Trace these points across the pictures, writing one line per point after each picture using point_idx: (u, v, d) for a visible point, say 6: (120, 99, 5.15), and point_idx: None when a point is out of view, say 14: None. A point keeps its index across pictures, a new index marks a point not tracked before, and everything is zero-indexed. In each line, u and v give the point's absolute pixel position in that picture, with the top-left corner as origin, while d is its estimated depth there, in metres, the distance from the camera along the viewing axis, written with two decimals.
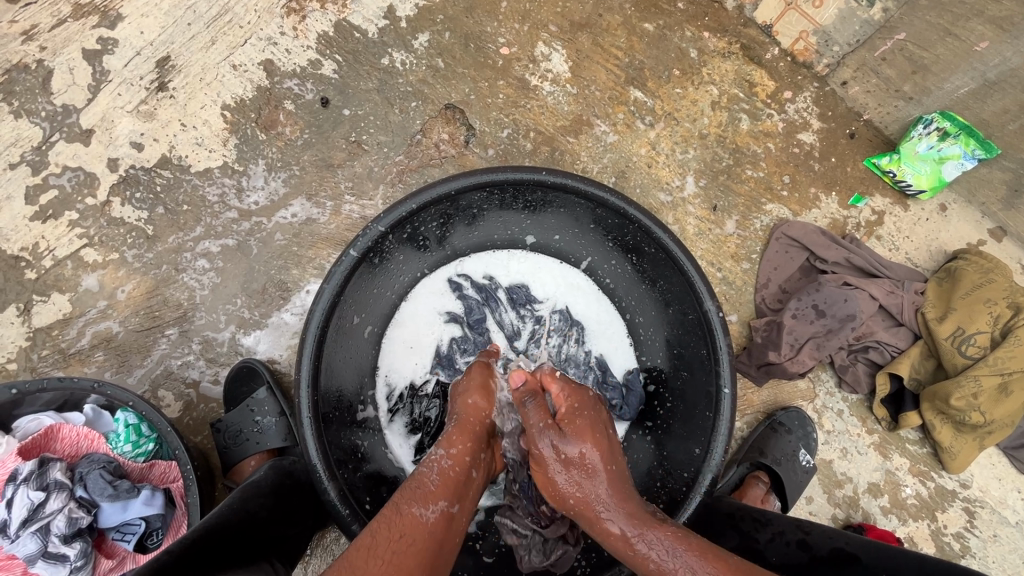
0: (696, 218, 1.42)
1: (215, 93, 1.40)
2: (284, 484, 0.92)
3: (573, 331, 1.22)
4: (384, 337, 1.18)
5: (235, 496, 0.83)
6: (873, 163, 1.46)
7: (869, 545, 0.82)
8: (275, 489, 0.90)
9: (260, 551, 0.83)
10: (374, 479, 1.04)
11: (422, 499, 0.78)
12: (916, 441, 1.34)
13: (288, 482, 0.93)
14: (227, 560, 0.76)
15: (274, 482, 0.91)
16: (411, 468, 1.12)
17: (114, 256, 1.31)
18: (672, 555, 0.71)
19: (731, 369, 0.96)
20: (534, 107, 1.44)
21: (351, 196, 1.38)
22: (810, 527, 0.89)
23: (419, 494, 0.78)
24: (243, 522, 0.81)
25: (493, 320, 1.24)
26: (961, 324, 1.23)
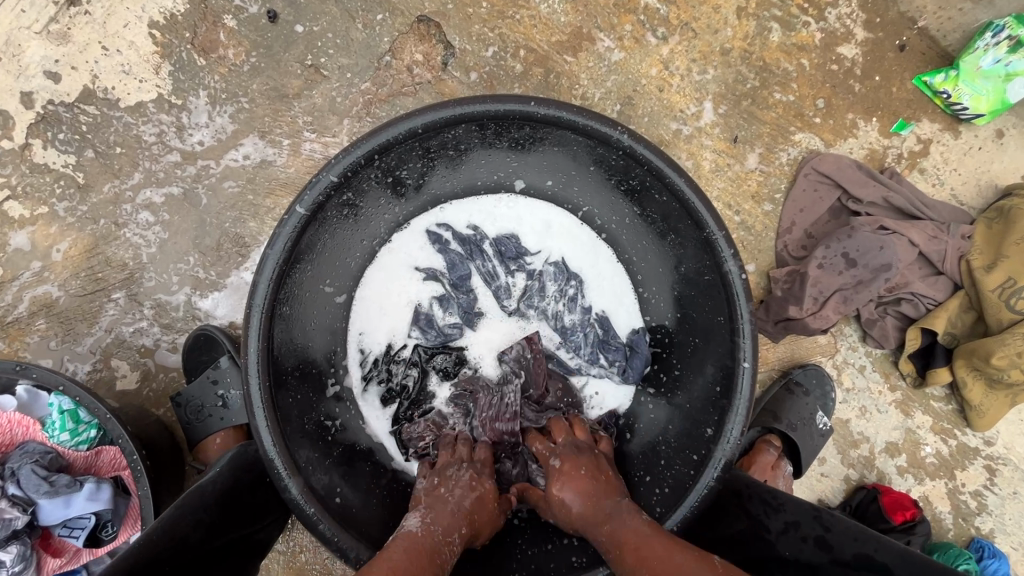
0: (714, 151, 1.22)
1: (138, 7, 1.16)
2: (234, 489, 0.81)
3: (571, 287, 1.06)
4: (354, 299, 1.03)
5: (167, 515, 0.73)
6: (924, 81, 1.25)
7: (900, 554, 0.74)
8: (223, 497, 0.79)
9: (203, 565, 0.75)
10: (350, 459, 0.94)
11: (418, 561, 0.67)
12: (941, 398, 1.24)
13: (242, 485, 0.83)
14: None
15: (223, 489, 0.79)
16: (389, 442, 1.01)
17: (44, 210, 1.14)
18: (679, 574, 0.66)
19: (753, 340, 0.81)
20: (524, 19, 1.20)
21: (311, 132, 1.18)
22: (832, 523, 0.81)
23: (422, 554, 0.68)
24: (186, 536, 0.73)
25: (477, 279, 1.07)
26: (1012, 275, 1.08)
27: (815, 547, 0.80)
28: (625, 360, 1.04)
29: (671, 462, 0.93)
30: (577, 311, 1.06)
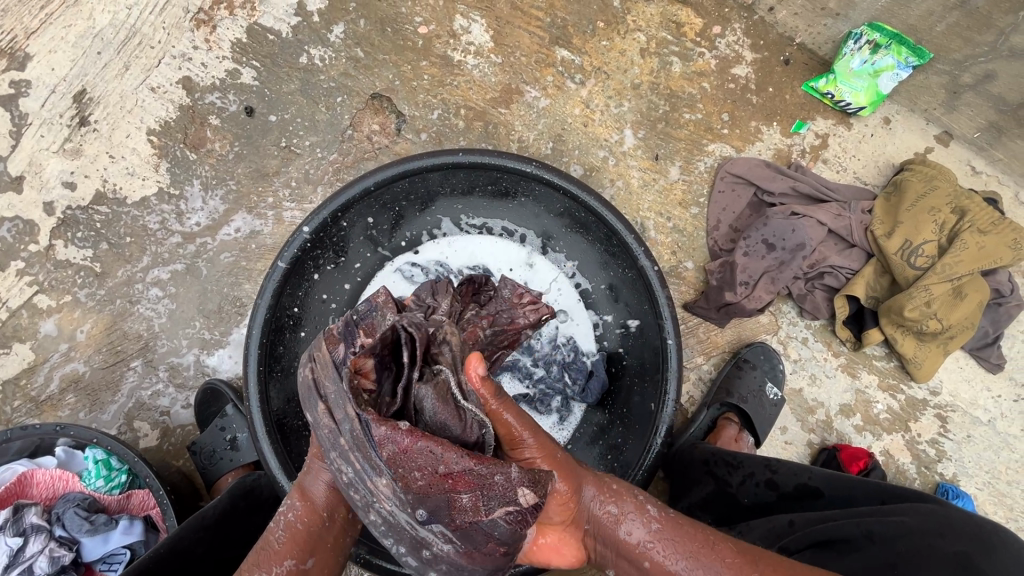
0: (639, 170, 1.41)
1: (138, 120, 1.38)
2: (236, 508, 0.97)
3: None
4: None
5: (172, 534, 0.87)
6: (811, 87, 1.44)
7: (829, 476, 0.92)
8: (222, 515, 0.94)
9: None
10: None
11: (267, 562, 0.72)
12: (882, 357, 1.36)
13: (242, 506, 0.99)
14: None
15: (223, 509, 0.95)
16: None
17: (67, 298, 1.31)
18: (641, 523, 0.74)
19: (674, 320, 0.99)
20: (460, 84, 1.42)
21: (291, 202, 1.37)
22: (777, 466, 0.97)
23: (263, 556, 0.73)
24: (181, 557, 0.86)
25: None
26: (909, 237, 1.23)
27: (766, 489, 0.97)
28: (584, 381, 1.19)
29: (627, 440, 1.09)
30: (544, 324, 1.23)
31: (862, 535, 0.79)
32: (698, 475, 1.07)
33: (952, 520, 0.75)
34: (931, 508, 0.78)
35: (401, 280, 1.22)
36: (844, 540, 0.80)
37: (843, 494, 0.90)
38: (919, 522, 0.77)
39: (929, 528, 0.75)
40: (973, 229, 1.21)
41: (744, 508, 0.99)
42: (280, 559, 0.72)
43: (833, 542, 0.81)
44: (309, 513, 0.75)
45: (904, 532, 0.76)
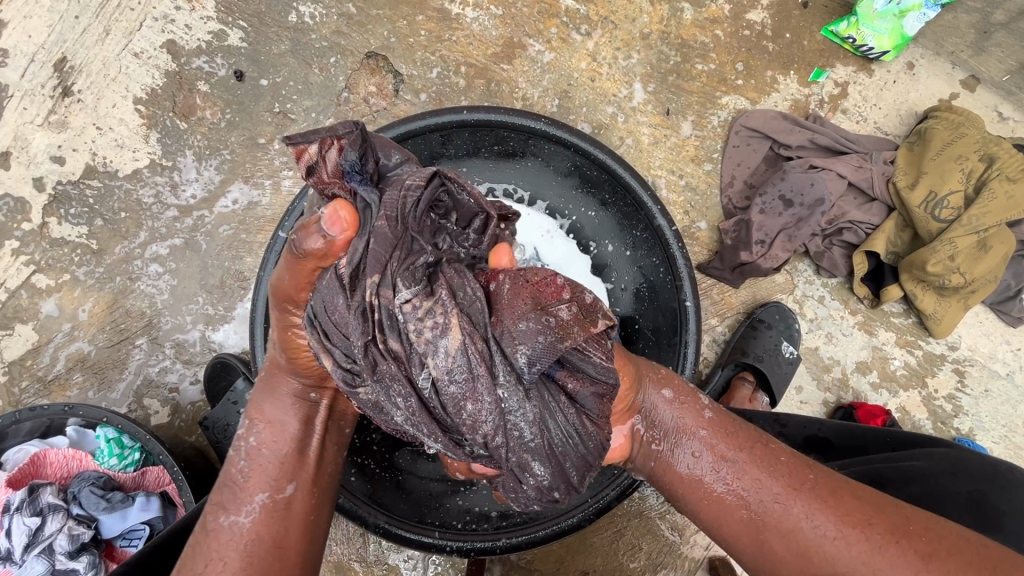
0: (650, 126, 1.35)
1: (123, 88, 1.32)
2: None
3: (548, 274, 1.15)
4: None
5: None
6: (831, 31, 1.36)
7: (840, 429, 0.90)
8: None
9: None
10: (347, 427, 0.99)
11: (234, 503, 0.70)
12: (901, 314, 1.33)
13: None
14: None
15: None
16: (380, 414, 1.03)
17: (66, 277, 1.28)
18: (810, 509, 0.68)
19: (692, 279, 0.99)
20: (460, 39, 1.34)
21: (288, 170, 1.32)
22: (787, 420, 0.95)
23: (231, 496, 0.71)
24: None
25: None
26: (933, 187, 1.18)
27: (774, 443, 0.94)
28: None
29: None
30: None
31: (870, 480, 0.78)
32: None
33: (967, 462, 0.74)
34: (945, 451, 0.77)
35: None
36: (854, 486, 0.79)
37: (854, 443, 0.88)
38: (935, 463, 0.75)
39: (943, 469, 0.74)
40: (1001, 177, 1.16)
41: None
42: (249, 496, 0.71)
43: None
44: (280, 438, 0.75)
45: (921, 477, 0.75)
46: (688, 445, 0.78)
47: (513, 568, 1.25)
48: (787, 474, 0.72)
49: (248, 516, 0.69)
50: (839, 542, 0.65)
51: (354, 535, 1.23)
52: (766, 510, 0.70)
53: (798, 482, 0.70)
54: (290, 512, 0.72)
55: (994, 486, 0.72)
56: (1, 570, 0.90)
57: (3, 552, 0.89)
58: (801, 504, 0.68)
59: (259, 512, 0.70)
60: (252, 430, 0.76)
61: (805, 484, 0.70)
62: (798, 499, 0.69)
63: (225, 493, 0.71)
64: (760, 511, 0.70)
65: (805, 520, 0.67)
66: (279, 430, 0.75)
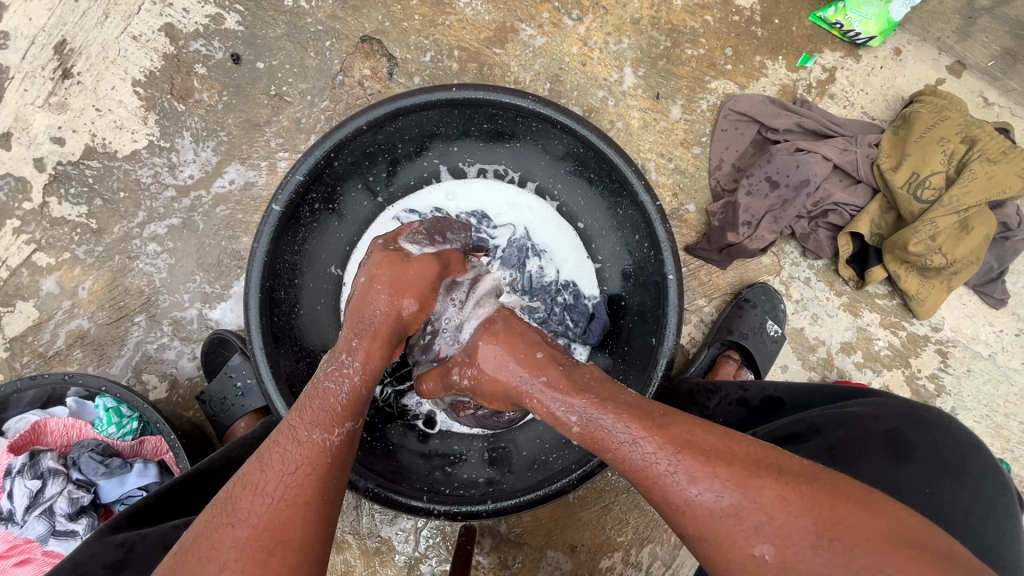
0: (640, 110, 1.37)
1: (122, 71, 1.34)
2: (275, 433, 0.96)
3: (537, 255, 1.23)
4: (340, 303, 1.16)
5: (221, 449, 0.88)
6: (819, 17, 1.38)
7: (792, 388, 0.90)
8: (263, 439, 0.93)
9: None
10: None
11: (324, 423, 0.71)
12: (885, 295, 1.35)
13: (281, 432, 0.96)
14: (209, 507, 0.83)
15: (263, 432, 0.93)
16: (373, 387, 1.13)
17: (66, 255, 1.31)
18: (703, 487, 0.63)
19: (674, 254, 0.97)
20: (453, 23, 1.36)
21: (284, 152, 1.34)
22: (748, 384, 0.95)
23: (323, 415, 0.72)
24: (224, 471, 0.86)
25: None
26: (915, 169, 1.20)
27: (737, 406, 0.94)
28: (585, 323, 1.19)
29: (629, 377, 1.09)
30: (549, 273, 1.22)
31: (807, 428, 0.79)
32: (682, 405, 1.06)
33: (891, 406, 0.76)
34: (875, 397, 0.79)
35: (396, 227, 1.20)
36: (795, 434, 0.79)
37: (803, 400, 0.88)
38: (860, 408, 0.77)
39: (866, 411, 0.76)
40: (983, 159, 1.18)
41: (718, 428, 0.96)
42: (339, 422, 0.72)
43: (783, 439, 0.80)
44: (372, 381, 0.78)
45: (851, 422, 0.76)
46: (568, 410, 0.74)
47: (504, 541, 1.28)
48: (688, 444, 0.65)
49: (336, 438, 0.71)
50: (786, 518, 0.59)
51: (348, 508, 1.26)
52: (663, 482, 0.65)
53: (691, 454, 0.65)
54: (354, 450, 0.74)
55: (909, 423, 0.75)
56: (4, 532, 0.92)
57: (6, 514, 0.92)
58: (710, 487, 0.62)
59: (345, 440, 0.71)
60: (355, 365, 0.77)
61: (693, 454, 0.65)
62: (691, 462, 0.64)
63: (316, 411, 0.72)
64: (655, 488, 0.65)
65: (725, 505, 0.61)
66: (374, 373, 0.78)
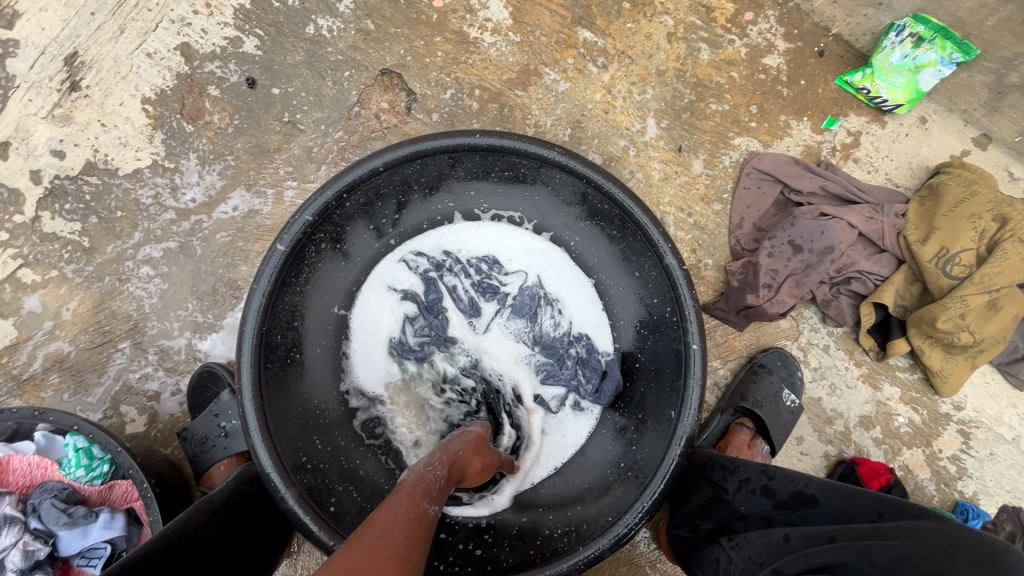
0: (661, 162, 1.34)
1: (133, 87, 1.30)
2: (244, 494, 0.92)
3: (549, 305, 1.18)
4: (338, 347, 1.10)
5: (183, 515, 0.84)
6: (845, 81, 1.36)
7: (827, 485, 0.82)
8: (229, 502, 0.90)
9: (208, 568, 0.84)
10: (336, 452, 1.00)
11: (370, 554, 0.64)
12: (907, 368, 1.30)
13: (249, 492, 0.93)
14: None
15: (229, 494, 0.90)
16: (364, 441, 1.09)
17: (53, 274, 1.24)
18: None
19: (700, 323, 0.92)
20: (476, 62, 1.33)
21: (292, 181, 1.30)
22: (774, 472, 0.88)
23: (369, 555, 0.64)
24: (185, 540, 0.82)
25: (448, 302, 1.17)
26: (945, 243, 1.17)
27: (762, 496, 0.88)
28: (597, 381, 1.13)
29: (641, 446, 1.01)
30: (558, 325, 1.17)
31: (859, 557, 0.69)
32: (696, 480, 0.99)
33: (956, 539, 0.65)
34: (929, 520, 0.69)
35: (404, 271, 1.16)
36: (842, 565, 0.69)
37: (840, 506, 0.79)
38: (925, 544, 0.66)
39: (936, 550, 0.65)
40: (1014, 239, 1.14)
41: (739, 516, 0.89)
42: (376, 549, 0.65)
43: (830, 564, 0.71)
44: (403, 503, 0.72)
45: (901, 556, 0.66)
46: None
47: None
48: None
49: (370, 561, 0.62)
50: None
51: None
52: None
53: None
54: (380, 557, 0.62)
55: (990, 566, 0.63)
56: None
57: None
58: None
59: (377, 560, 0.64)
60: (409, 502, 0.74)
61: None
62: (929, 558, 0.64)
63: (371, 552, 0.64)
64: None
65: None
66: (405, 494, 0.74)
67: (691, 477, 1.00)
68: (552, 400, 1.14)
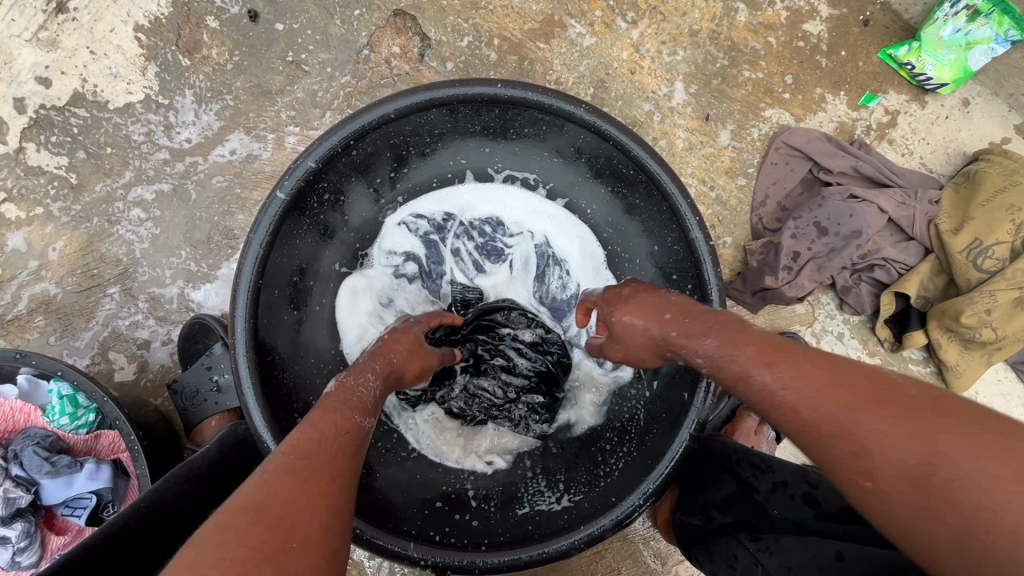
0: (686, 130, 1.26)
1: (124, 12, 1.20)
2: (227, 460, 0.83)
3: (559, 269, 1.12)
4: (336, 307, 1.04)
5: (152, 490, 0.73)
6: (888, 54, 1.28)
7: None
8: (211, 469, 0.79)
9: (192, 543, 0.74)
10: None
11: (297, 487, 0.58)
12: (919, 361, 1.26)
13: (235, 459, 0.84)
14: (144, 564, 0.67)
15: (211, 460, 0.80)
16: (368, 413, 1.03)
17: (39, 210, 1.18)
18: None
19: (723, 304, 0.85)
20: (497, 9, 1.24)
21: (294, 127, 1.22)
22: (820, 480, 0.79)
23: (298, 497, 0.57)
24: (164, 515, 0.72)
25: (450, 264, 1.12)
26: (979, 235, 1.11)
27: (802, 503, 0.78)
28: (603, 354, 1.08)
29: (651, 429, 0.96)
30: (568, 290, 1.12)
31: None
32: (718, 472, 0.88)
33: None
34: None
35: (403, 234, 1.08)
36: None
37: None
38: None
39: None
40: None
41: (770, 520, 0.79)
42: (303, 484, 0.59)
43: None
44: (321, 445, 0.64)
45: None
46: None
47: None
48: None
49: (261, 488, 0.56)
50: None
51: None
52: None
53: None
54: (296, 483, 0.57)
55: None
56: None
57: None
58: None
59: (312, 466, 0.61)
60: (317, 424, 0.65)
61: None
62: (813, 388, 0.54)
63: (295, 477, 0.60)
64: None
65: None
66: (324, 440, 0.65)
67: (714, 472, 0.89)
68: (556, 373, 1.10)
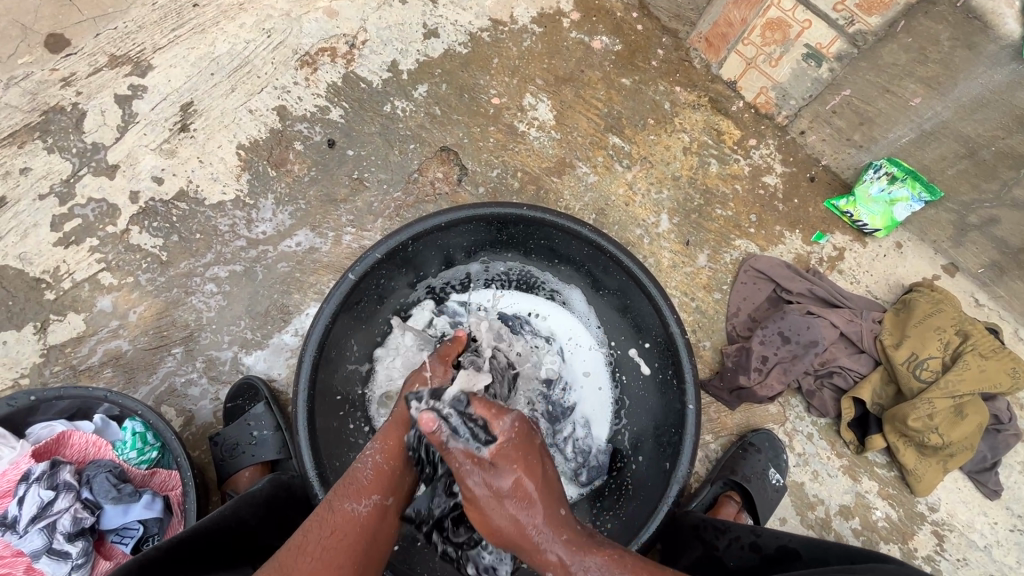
0: (671, 251, 1.54)
1: (231, 134, 1.53)
2: (279, 496, 1.00)
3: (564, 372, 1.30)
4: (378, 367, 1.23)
5: (230, 504, 0.92)
6: (832, 204, 1.59)
7: (806, 539, 0.92)
8: (269, 500, 0.98)
9: (247, 555, 0.91)
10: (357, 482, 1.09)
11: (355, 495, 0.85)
12: (884, 465, 1.40)
13: (283, 494, 1.01)
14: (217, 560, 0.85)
15: (270, 493, 0.99)
16: None
17: (129, 279, 1.41)
18: None
19: (697, 388, 1.05)
20: (521, 150, 1.58)
21: (351, 228, 1.49)
22: (761, 530, 0.98)
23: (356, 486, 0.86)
24: (234, 529, 0.90)
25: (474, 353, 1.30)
26: (915, 350, 1.33)
27: (750, 552, 0.97)
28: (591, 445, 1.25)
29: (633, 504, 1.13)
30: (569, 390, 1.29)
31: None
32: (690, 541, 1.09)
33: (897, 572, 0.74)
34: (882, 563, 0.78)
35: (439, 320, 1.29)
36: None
37: (817, 553, 0.89)
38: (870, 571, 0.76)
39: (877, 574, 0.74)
40: (975, 352, 1.30)
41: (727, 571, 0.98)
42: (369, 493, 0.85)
43: None
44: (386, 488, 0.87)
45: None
46: None
47: None
48: None
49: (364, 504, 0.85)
50: None
51: None
52: None
53: None
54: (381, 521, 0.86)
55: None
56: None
57: (9, 520, 0.92)
58: None
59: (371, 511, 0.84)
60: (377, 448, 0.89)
61: None
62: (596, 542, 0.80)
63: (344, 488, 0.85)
64: None
65: None
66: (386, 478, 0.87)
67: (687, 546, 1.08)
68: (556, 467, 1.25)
